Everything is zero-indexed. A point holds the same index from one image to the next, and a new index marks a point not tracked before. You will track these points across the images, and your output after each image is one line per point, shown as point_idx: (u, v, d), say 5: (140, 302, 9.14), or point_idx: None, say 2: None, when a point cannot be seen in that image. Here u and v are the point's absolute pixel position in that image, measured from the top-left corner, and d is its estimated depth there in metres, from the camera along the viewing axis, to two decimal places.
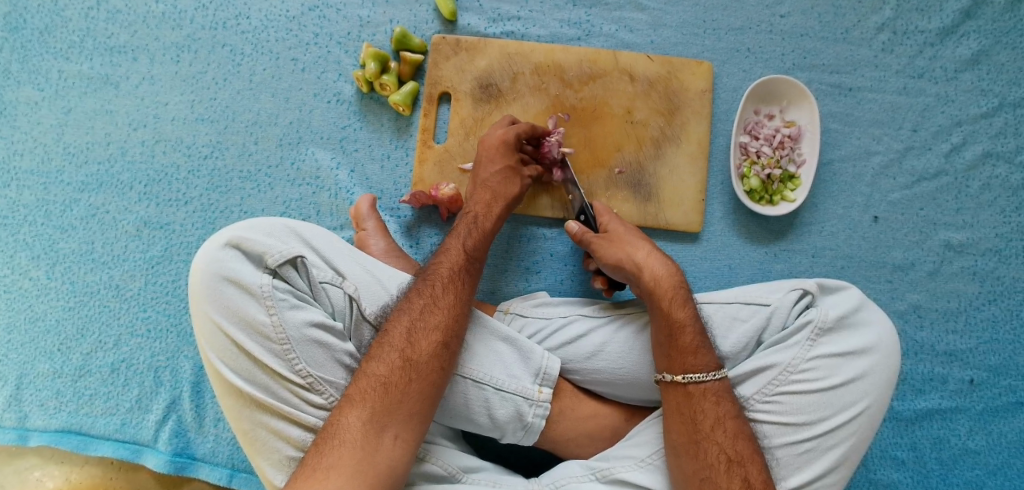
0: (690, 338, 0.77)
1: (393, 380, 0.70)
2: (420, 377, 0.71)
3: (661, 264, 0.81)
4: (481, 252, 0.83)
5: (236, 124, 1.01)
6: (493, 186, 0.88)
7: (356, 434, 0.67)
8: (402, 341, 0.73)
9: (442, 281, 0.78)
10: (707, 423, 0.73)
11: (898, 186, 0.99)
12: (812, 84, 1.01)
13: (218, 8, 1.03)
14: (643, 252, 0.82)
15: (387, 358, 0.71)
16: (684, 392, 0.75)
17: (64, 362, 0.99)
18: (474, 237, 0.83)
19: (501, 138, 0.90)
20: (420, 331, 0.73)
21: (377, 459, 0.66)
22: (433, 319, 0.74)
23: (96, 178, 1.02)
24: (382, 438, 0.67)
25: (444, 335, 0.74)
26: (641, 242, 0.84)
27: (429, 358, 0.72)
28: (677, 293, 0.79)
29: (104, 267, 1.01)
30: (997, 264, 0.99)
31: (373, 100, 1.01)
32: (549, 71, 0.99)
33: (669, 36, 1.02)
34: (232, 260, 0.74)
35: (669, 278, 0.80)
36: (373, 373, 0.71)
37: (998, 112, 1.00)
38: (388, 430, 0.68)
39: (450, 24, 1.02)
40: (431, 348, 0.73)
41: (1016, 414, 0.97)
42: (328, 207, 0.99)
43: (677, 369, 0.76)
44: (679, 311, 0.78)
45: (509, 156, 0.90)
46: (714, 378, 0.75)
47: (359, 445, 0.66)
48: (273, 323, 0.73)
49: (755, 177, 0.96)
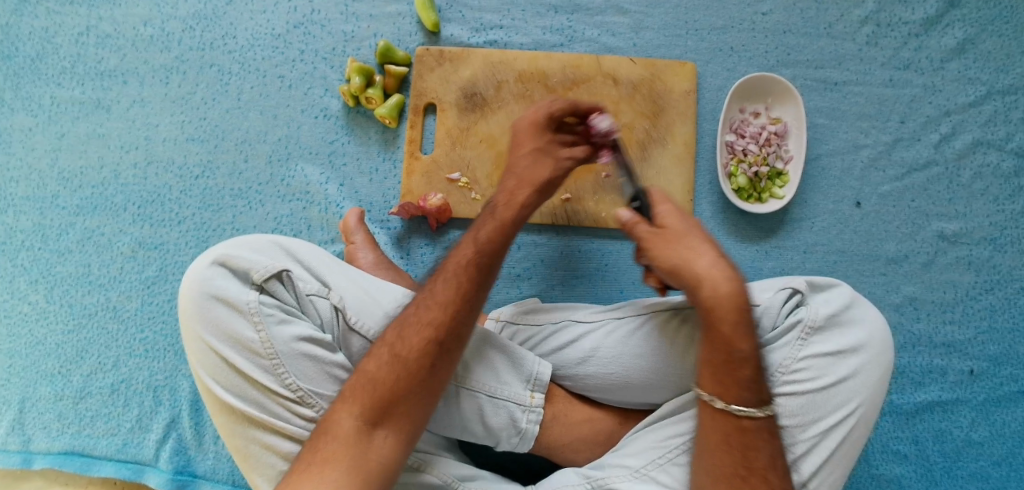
0: (746, 372, 0.70)
1: (381, 377, 0.67)
2: (409, 375, 0.67)
3: (727, 281, 0.70)
4: (502, 243, 0.75)
5: (226, 142, 1.02)
6: (520, 172, 0.81)
7: (344, 432, 0.64)
8: (394, 337, 0.69)
9: (443, 276, 0.72)
10: (759, 461, 0.69)
11: (888, 178, 0.99)
12: (797, 80, 1.01)
13: (205, 29, 1.05)
14: (709, 261, 0.72)
15: (378, 354, 0.69)
16: (740, 426, 0.70)
17: (65, 385, 1.00)
18: (489, 227, 0.75)
19: (531, 120, 0.83)
20: (412, 327, 0.69)
21: (367, 458, 0.64)
22: (427, 315, 0.70)
23: (91, 202, 1.03)
24: (373, 437, 0.65)
25: (437, 332, 0.69)
26: (701, 244, 0.73)
27: (420, 355, 0.67)
28: (743, 320, 0.70)
29: (102, 289, 1.02)
30: (992, 253, 0.98)
31: (360, 114, 1.01)
32: (532, 78, 1.00)
33: (651, 38, 1.02)
34: (220, 278, 0.75)
35: (733, 300, 0.70)
36: (364, 370, 0.68)
37: (986, 100, 0.99)
38: (379, 427, 0.65)
39: (433, 35, 1.02)
40: (422, 345, 0.68)
41: (1018, 403, 0.96)
42: (319, 222, 0.99)
43: (731, 398, 0.70)
44: (742, 344, 0.70)
45: (539, 136, 0.83)
46: (765, 414, 0.70)
47: (350, 442, 0.64)
48: (261, 339, 0.74)
49: (742, 176, 0.96)
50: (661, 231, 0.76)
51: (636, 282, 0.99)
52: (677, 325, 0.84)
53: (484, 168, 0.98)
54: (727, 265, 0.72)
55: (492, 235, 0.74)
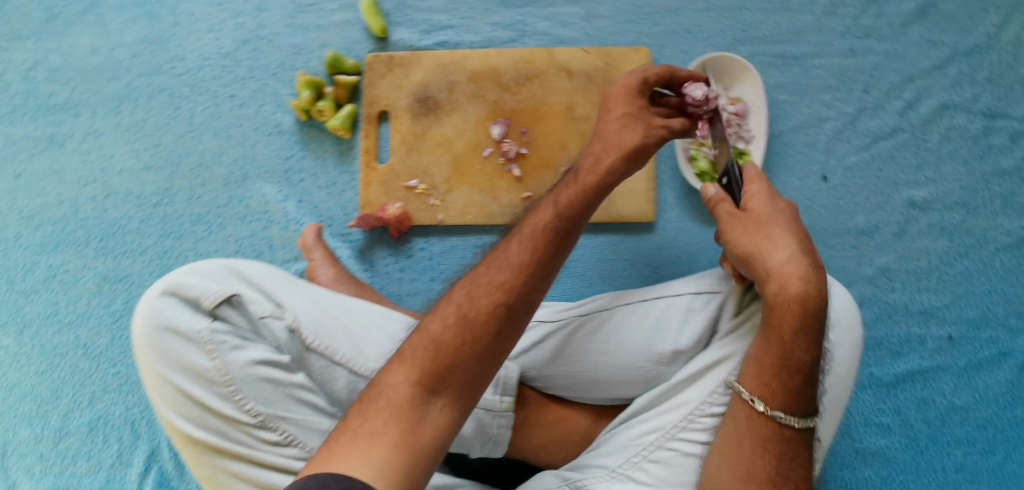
0: (795, 382, 0.72)
1: (444, 339, 0.59)
2: (476, 340, 0.59)
3: (798, 284, 0.72)
4: (584, 211, 0.70)
5: (182, 168, 1.01)
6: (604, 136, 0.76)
7: (398, 397, 0.56)
8: (461, 297, 0.62)
9: (518, 238, 0.66)
10: (787, 464, 0.73)
11: (853, 149, 0.97)
12: (756, 57, 0.98)
13: (152, 53, 1.03)
14: (786, 259, 0.74)
15: (442, 314, 0.61)
16: (781, 432, 0.73)
17: (44, 426, 1.00)
18: (571, 192, 0.70)
19: (623, 87, 0.77)
20: (483, 287, 0.62)
21: (420, 432, 0.55)
22: (498, 275, 0.63)
23: (53, 239, 1.03)
24: (429, 406, 0.57)
25: (507, 296, 0.62)
26: (782, 240, 0.75)
27: (488, 318, 0.60)
28: (809, 327, 0.72)
29: (71, 327, 1.02)
30: (965, 217, 0.96)
31: (313, 127, 1.00)
32: (485, 77, 0.98)
33: (605, 26, 1.00)
34: (170, 309, 0.75)
35: (801, 302, 0.72)
36: (427, 331, 0.61)
37: (951, 62, 0.97)
38: (438, 395, 0.57)
39: (382, 41, 1.00)
40: (491, 308, 0.61)
41: (1000, 365, 0.94)
42: (280, 241, 0.98)
43: (776, 405, 0.73)
44: (798, 352, 0.72)
45: (632, 105, 0.77)
46: (801, 423, 0.73)
47: (403, 410, 0.56)
48: (216, 366, 0.74)
49: (703, 159, 0.94)
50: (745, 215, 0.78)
51: (603, 275, 0.98)
52: (677, 314, 0.83)
53: (442, 172, 0.97)
54: (809, 269, 0.73)
55: (574, 199, 0.68)
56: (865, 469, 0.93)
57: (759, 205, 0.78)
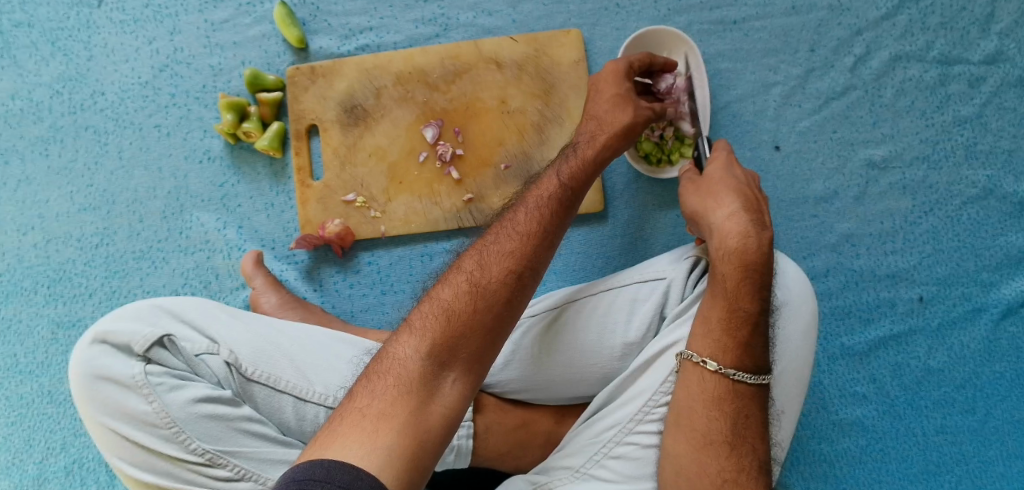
0: (744, 334, 0.71)
1: (458, 306, 0.57)
2: (488, 308, 0.58)
3: (736, 238, 0.73)
4: (581, 184, 0.70)
5: (118, 205, 0.99)
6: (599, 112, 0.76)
7: (413, 369, 0.54)
8: (471, 264, 0.60)
9: (524, 209, 0.65)
10: (744, 424, 0.70)
11: (804, 113, 0.92)
12: (692, 27, 0.93)
13: (72, 91, 1.00)
14: (730, 213, 0.75)
15: (453, 282, 0.59)
16: (735, 390, 0.70)
17: (21, 475, 1.00)
18: (572, 164, 0.70)
19: (613, 69, 0.77)
20: (493, 255, 0.61)
21: (432, 407, 0.53)
22: (507, 244, 0.62)
23: (1, 291, 1.01)
24: (443, 379, 0.54)
25: (517, 265, 0.60)
26: (727, 198, 0.76)
27: (500, 287, 0.59)
28: (753, 277, 0.72)
29: (32, 376, 1.01)
30: (927, 172, 0.91)
31: (244, 150, 0.97)
32: (411, 78, 0.94)
33: (531, 10, 0.95)
34: (103, 357, 0.73)
35: (737, 253, 0.72)
36: (438, 298, 0.58)
37: (900, 10, 0.91)
38: (450, 369, 0.55)
39: (303, 51, 0.96)
40: (502, 276, 0.60)
41: (975, 322, 0.91)
42: (225, 269, 0.96)
43: (731, 363, 0.70)
44: (744, 304, 0.71)
45: (621, 85, 0.77)
46: (757, 380, 0.70)
47: (417, 382, 0.53)
48: (155, 410, 0.72)
49: (647, 141, 0.89)
50: (699, 179, 0.81)
51: (556, 271, 0.94)
52: (630, 305, 0.80)
53: (379, 183, 0.93)
54: (755, 224, 0.74)
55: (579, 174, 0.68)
56: (843, 440, 0.91)
57: (714, 170, 0.80)
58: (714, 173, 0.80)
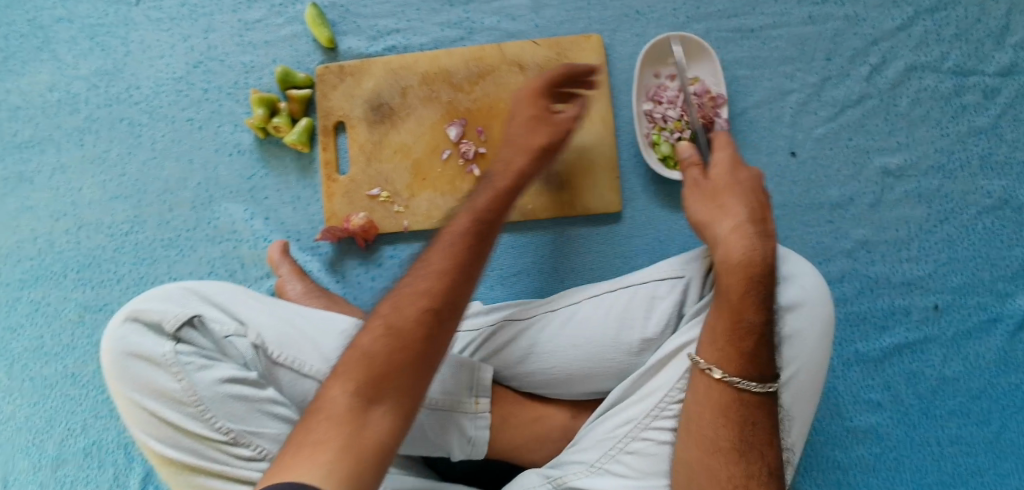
0: (749, 345, 0.71)
1: (376, 350, 0.59)
2: (406, 347, 0.60)
3: (740, 249, 0.73)
4: (499, 214, 0.72)
5: (149, 195, 1.02)
6: (517, 141, 0.81)
7: (341, 409, 0.57)
8: (386, 309, 0.62)
9: (439, 248, 0.67)
10: (753, 434, 0.70)
11: (820, 120, 0.94)
12: (711, 34, 0.95)
13: (109, 84, 1.04)
14: (734, 225, 0.75)
15: (371, 328, 0.61)
16: (740, 400, 0.70)
17: (41, 455, 1.03)
18: (487, 196, 0.72)
19: (531, 88, 0.83)
20: (406, 296, 0.63)
21: (365, 436, 0.56)
22: (422, 283, 0.63)
23: (32, 274, 1.05)
24: (371, 414, 0.57)
25: (432, 301, 0.62)
26: (734, 208, 0.76)
27: (417, 326, 0.61)
28: (750, 291, 0.71)
29: (57, 358, 1.04)
30: (942, 181, 0.93)
31: (273, 144, 1.00)
32: (436, 78, 0.96)
33: (553, 15, 0.97)
34: (135, 335, 0.75)
35: (742, 266, 0.72)
36: (358, 345, 0.61)
37: (915, 22, 0.93)
38: (377, 404, 0.58)
39: (331, 51, 0.99)
40: (418, 314, 0.61)
41: (991, 332, 0.92)
42: (252, 259, 0.99)
43: (736, 371, 0.70)
44: (749, 315, 0.71)
45: (536, 105, 0.83)
46: (766, 390, 0.70)
47: (346, 419, 0.56)
48: (183, 388, 0.74)
49: (665, 143, 0.92)
50: (706, 184, 0.81)
51: (574, 270, 0.95)
52: (648, 301, 0.81)
53: (403, 179, 0.96)
54: (758, 239, 0.74)
55: (492, 203, 0.69)
56: (857, 447, 0.92)
57: (721, 177, 0.80)
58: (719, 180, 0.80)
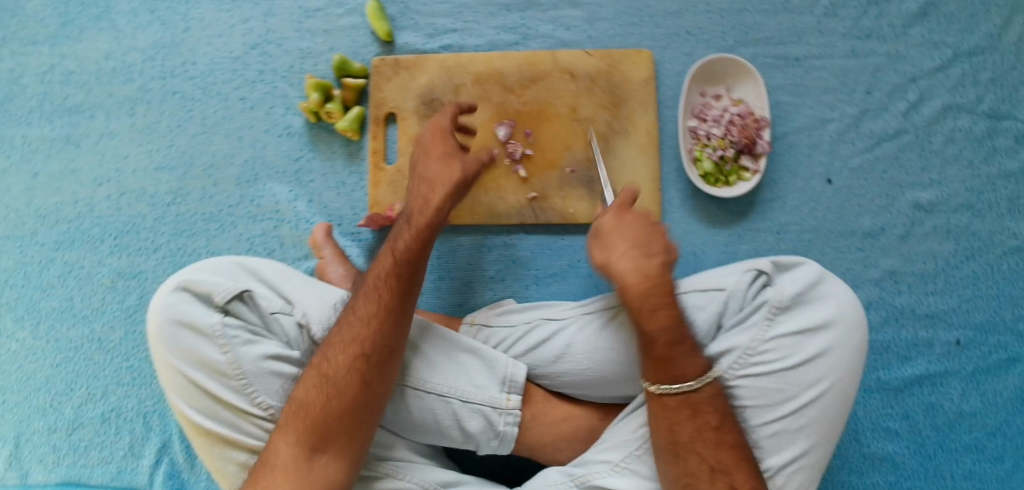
0: (659, 350, 0.77)
1: (312, 400, 0.69)
2: (339, 393, 0.69)
3: (633, 269, 0.81)
4: (417, 252, 0.76)
5: (194, 168, 1.04)
6: (430, 177, 0.81)
7: (285, 458, 0.67)
8: (319, 360, 0.72)
9: (362, 296, 0.75)
10: (686, 434, 0.74)
11: (857, 151, 0.97)
12: (757, 59, 0.99)
13: (165, 57, 1.06)
14: (617, 252, 0.83)
15: (307, 380, 0.71)
16: (662, 404, 0.76)
17: (57, 417, 1.03)
18: (405, 239, 0.76)
19: (437, 128, 0.84)
20: (337, 347, 0.72)
21: (312, 478, 0.66)
22: (350, 332, 0.72)
23: (68, 236, 1.06)
24: (316, 459, 0.67)
25: (360, 349, 0.71)
26: (621, 243, 0.83)
27: (347, 373, 0.70)
28: (645, 303, 0.79)
29: (86, 321, 1.04)
30: (971, 219, 0.96)
31: (323, 129, 1.02)
32: (489, 79, 0.99)
33: (606, 29, 1.00)
34: (184, 303, 0.76)
35: (639, 285, 0.80)
36: (297, 397, 0.70)
37: (953, 64, 0.97)
38: (322, 450, 0.68)
39: (388, 45, 1.02)
40: (349, 361, 0.71)
41: (1009, 371, 0.94)
42: (291, 239, 1.01)
43: (653, 379, 0.77)
44: (651, 325, 0.78)
45: (447, 141, 0.84)
46: (692, 389, 0.75)
47: (291, 466, 0.67)
48: (228, 360, 0.74)
49: (707, 160, 0.95)
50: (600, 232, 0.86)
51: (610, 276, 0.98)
52: (691, 310, 0.82)
53: None
54: (636, 254, 0.82)
55: (407, 247, 0.75)
56: (873, 474, 0.93)
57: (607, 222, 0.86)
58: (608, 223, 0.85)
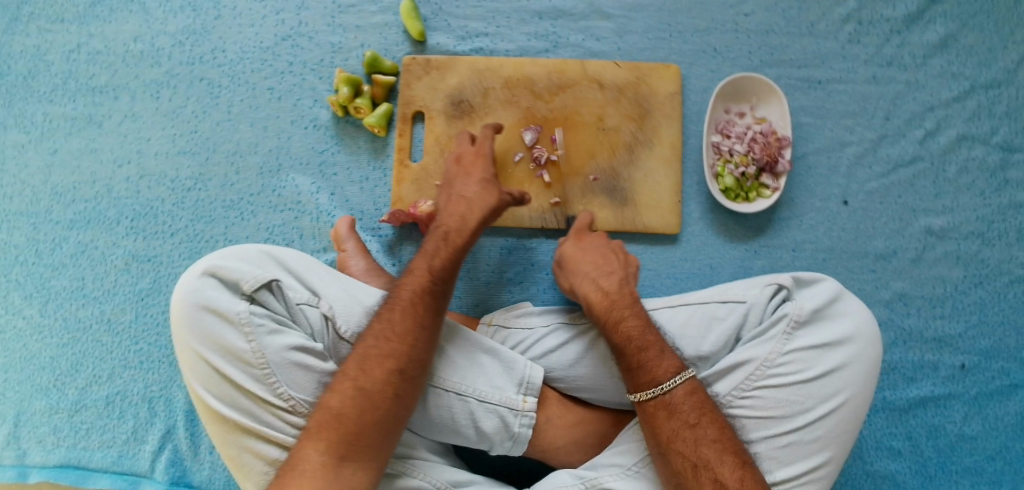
0: (629, 357, 0.78)
1: (346, 410, 0.68)
2: (373, 406, 0.69)
3: (593, 287, 0.85)
4: (449, 272, 0.81)
5: (216, 155, 1.04)
6: (468, 197, 0.88)
7: (314, 466, 0.65)
8: (355, 370, 0.71)
9: (398, 309, 0.75)
10: (666, 434, 0.73)
11: (874, 175, 0.99)
12: (781, 80, 1.01)
13: (194, 43, 1.06)
14: (581, 276, 0.88)
15: (341, 389, 0.70)
16: (642, 409, 0.76)
17: (60, 398, 1.01)
18: (440, 257, 0.81)
19: (479, 153, 0.92)
20: (373, 359, 0.71)
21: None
22: (387, 345, 0.72)
23: (84, 216, 1.05)
24: (343, 469, 0.66)
25: (398, 363, 0.72)
26: (582, 265, 0.89)
27: (384, 386, 0.70)
28: (610, 316, 0.82)
29: (96, 302, 1.03)
30: (980, 247, 0.98)
31: (349, 123, 1.03)
32: (518, 84, 1.00)
33: (635, 42, 1.02)
34: (210, 289, 0.75)
35: (602, 301, 0.84)
36: (327, 405, 0.69)
37: (969, 95, 1.00)
38: (350, 459, 0.67)
39: (419, 44, 1.03)
40: (385, 375, 0.71)
41: (1010, 397, 0.96)
42: (311, 231, 1.01)
43: (629, 388, 0.77)
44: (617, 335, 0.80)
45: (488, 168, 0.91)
46: (660, 392, 0.74)
47: (318, 474, 0.65)
48: (252, 349, 0.73)
49: (729, 176, 0.97)
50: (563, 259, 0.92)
51: None
52: (711, 322, 0.83)
53: None
54: (598, 274, 0.87)
55: (443, 267, 0.80)
56: None
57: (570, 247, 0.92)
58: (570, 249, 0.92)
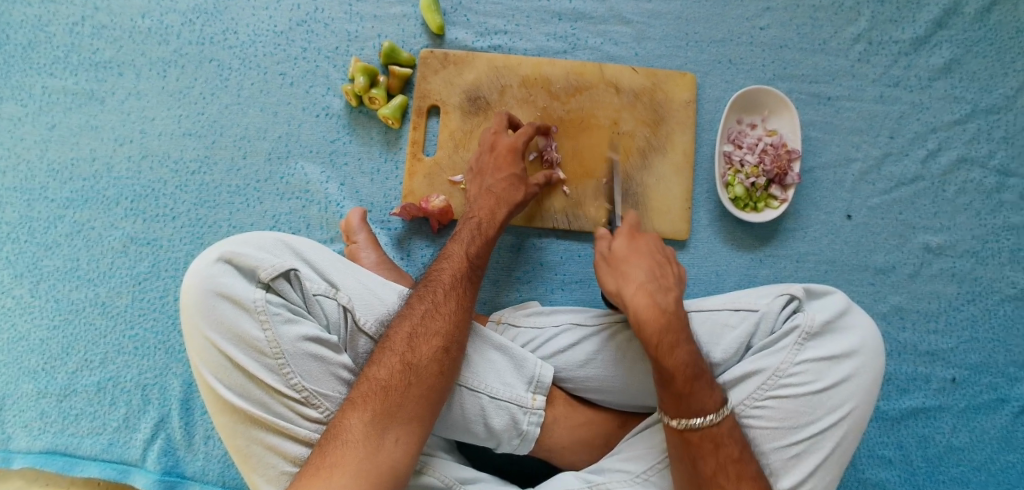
0: (680, 385, 0.74)
1: (393, 383, 0.69)
2: (420, 381, 0.70)
3: (647, 305, 0.78)
4: (482, 260, 0.84)
5: (223, 138, 1.02)
6: (497, 192, 0.89)
7: (357, 436, 0.66)
8: (403, 346, 0.72)
9: (440, 289, 0.77)
10: (709, 468, 0.74)
11: (877, 191, 1.02)
12: (792, 94, 1.04)
13: (205, 23, 1.03)
14: (633, 285, 0.81)
15: (387, 363, 0.71)
16: (684, 438, 0.75)
17: (48, 382, 0.98)
18: (477, 245, 0.83)
19: (511, 146, 0.91)
20: (421, 336, 0.73)
21: (378, 460, 0.65)
22: (433, 325, 0.74)
23: (81, 195, 1.01)
24: (384, 440, 0.66)
25: (445, 340, 0.73)
26: (636, 274, 0.82)
27: (429, 363, 0.71)
28: (663, 339, 0.76)
29: (90, 284, 1.00)
30: (974, 265, 1.02)
31: (363, 114, 1.02)
32: (535, 84, 1.00)
33: (653, 48, 1.03)
34: (225, 276, 0.73)
35: (657, 322, 0.77)
36: (374, 377, 0.70)
37: (970, 119, 1.03)
38: (391, 431, 0.67)
39: (438, 38, 1.03)
40: (433, 352, 0.72)
41: (998, 411, 0.99)
42: (318, 221, 1.00)
43: (673, 415, 0.75)
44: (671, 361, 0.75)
45: (517, 163, 0.91)
46: (715, 423, 0.74)
47: (361, 445, 0.65)
48: (267, 338, 0.72)
49: (739, 185, 0.98)
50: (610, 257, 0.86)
51: None
52: (726, 328, 0.84)
53: None
54: (653, 287, 0.80)
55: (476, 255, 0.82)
56: None
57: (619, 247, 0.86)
58: (621, 245, 0.87)
